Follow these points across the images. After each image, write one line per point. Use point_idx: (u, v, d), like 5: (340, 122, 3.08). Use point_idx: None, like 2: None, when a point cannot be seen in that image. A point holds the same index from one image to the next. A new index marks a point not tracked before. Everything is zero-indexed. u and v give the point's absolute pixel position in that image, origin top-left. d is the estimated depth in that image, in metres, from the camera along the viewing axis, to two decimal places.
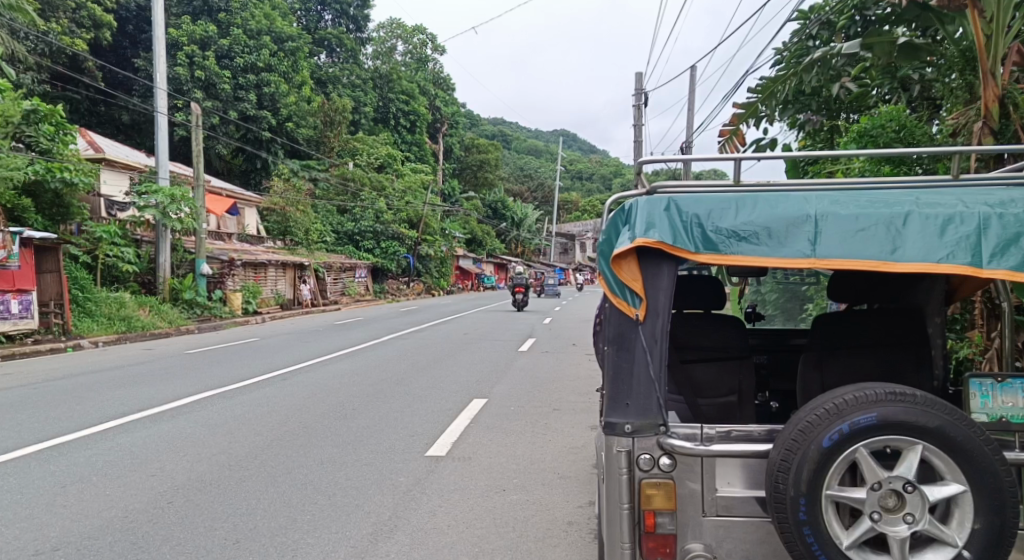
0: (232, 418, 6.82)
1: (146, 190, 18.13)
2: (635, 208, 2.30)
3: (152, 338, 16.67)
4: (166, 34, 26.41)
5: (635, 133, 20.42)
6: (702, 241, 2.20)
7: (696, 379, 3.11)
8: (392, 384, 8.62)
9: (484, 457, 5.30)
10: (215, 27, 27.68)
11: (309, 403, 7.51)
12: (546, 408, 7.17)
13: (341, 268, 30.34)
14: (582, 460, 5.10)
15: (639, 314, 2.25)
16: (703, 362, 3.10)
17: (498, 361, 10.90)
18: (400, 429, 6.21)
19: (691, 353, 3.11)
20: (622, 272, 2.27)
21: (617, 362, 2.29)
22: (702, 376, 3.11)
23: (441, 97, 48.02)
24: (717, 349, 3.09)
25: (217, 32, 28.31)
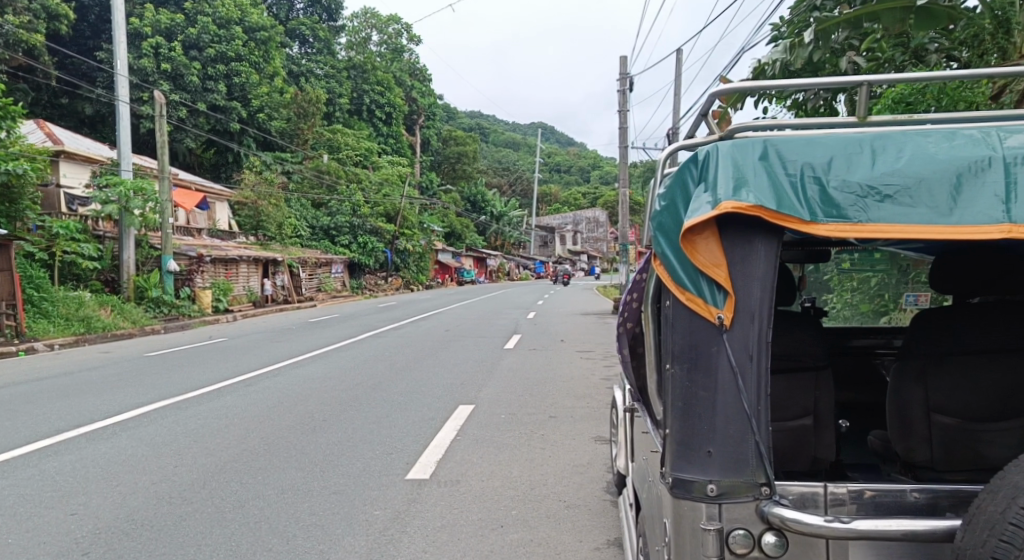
0: (182, 434, 5.95)
1: (107, 183, 16.92)
2: (715, 158, 1.55)
3: (114, 339, 15.51)
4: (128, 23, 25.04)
5: (619, 119, 19.79)
6: (823, 203, 1.45)
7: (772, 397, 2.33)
8: (369, 390, 7.81)
9: (475, 479, 4.54)
10: (181, 15, 26.30)
11: (275, 415, 6.65)
12: (541, 415, 6.41)
13: (317, 263, 29.20)
14: (591, 484, 4.35)
15: (723, 318, 1.51)
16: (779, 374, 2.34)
17: (484, 361, 10.13)
18: (377, 446, 5.41)
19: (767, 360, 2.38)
20: (696, 258, 1.52)
21: (679, 385, 1.57)
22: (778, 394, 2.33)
23: (417, 88, 46.91)
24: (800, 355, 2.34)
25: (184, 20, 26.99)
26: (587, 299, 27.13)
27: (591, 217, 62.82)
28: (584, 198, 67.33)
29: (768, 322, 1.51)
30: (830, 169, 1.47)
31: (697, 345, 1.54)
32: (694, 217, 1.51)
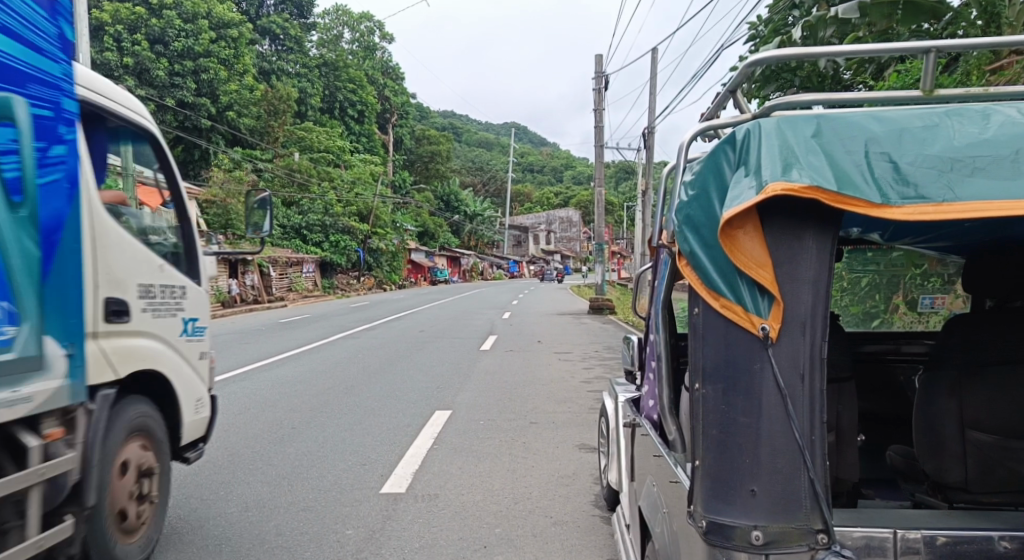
0: None
1: None
2: (758, 138, 1.31)
3: None
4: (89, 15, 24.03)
5: (595, 118, 19.67)
6: (896, 181, 1.24)
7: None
8: (340, 395, 7.44)
9: (455, 492, 4.26)
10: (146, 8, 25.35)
11: (241, 423, 6.26)
12: (521, 422, 6.14)
13: (288, 263, 28.50)
14: (578, 498, 4.08)
15: (769, 330, 1.27)
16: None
17: (459, 363, 9.83)
18: (349, 457, 5.09)
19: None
20: (736, 256, 1.28)
21: (711, 409, 1.32)
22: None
23: (390, 86, 46.29)
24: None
25: (149, 13, 26.02)
26: (562, 300, 26.98)
27: (564, 217, 62.90)
28: (557, 198, 67.32)
29: (823, 334, 1.26)
30: (899, 144, 1.27)
31: (735, 360, 1.30)
32: (731, 210, 1.27)
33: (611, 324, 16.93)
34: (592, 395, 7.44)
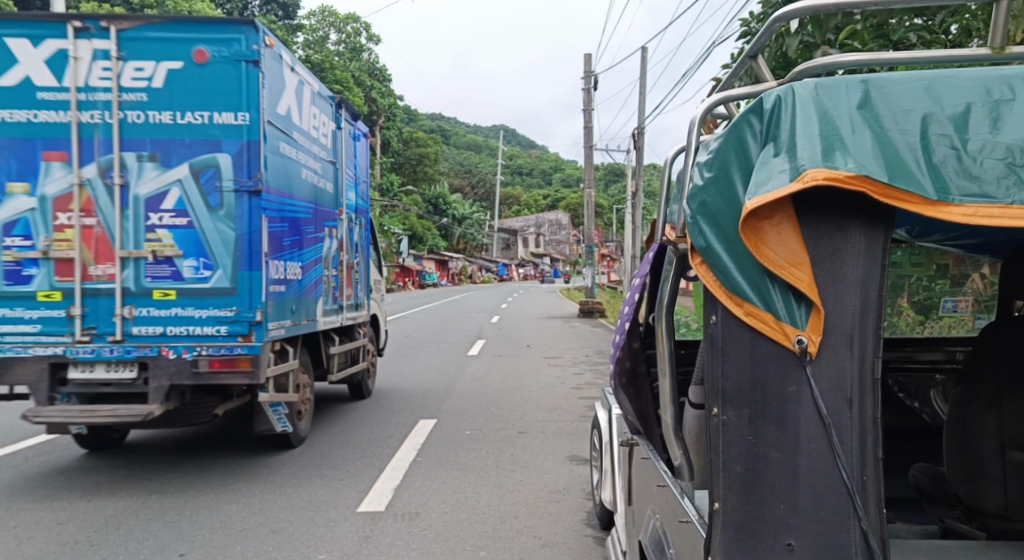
0: (105, 457, 5.20)
1: None
2: (791, 108, 1.07)
3: None
4: None
5: (584, 118, 19.52)
6: (956, 171, 1.00)
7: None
8: (321, 403, 7.14)
9: (438, 510, 3.99)
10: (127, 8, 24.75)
11: (215, 434, 5.94)
12: (509, 431, 5.89)
13: None
14: (569, 516, 3.83)
15: (807, 343, 1.03)
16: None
17: (446, 369, 9.55)
18: (326, 472, 4.80)
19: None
20: (763, 256, 1.04)
21: (730, 437, 1.09)
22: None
23: (378, 88, 45.91)
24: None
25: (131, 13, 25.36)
26: (551, 302, 26.76)
27: (554, 219, 62.74)
28: (545, 200, 67.23)
29: (872, 352, 1.02)
30: (966, 123, 1.03)
31: (764, 380, 1.06)
32: (756, 197, 1.03)
33: (600, 326, 16.72)
34: (582, 401, 7.21)
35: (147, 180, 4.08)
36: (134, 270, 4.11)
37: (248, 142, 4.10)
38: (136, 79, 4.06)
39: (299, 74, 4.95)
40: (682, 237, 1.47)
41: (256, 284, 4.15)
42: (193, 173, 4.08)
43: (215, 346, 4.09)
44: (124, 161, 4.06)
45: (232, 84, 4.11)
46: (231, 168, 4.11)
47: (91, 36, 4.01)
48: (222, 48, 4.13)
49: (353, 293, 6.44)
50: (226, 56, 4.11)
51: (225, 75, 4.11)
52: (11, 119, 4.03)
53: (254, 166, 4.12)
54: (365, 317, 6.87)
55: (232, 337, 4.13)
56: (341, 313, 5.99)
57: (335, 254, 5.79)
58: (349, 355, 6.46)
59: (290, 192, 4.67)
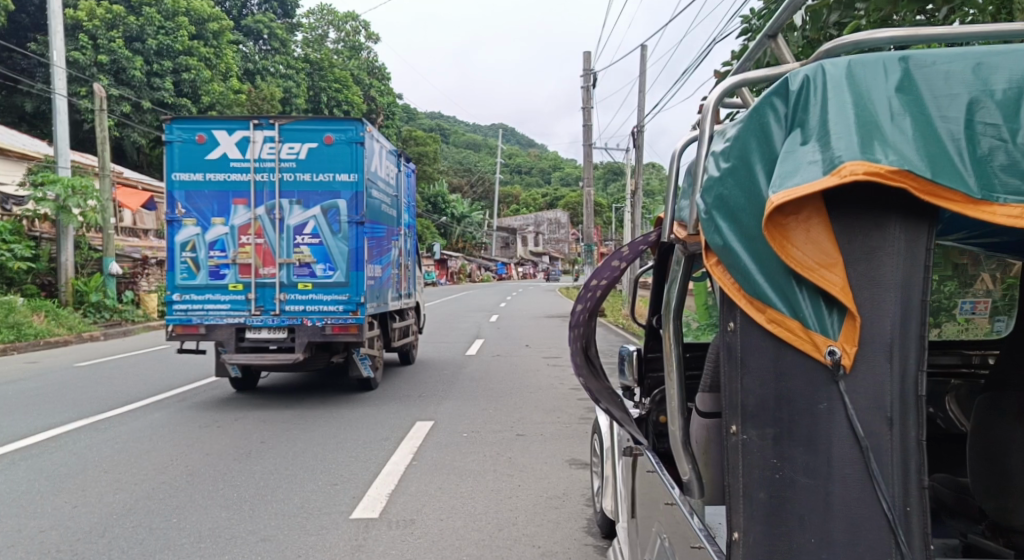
0: (93, 462, 5.08)
1: (42, 181, 15.53)
2: (822, 88, 0.94)
3: (49, 347, 13.97)
4: (65, 14, 23.35)
5: (583, 116, 19.42)
6: (1009, 166, 0.87)
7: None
8: (317, 405, 7.02)
9: (434, 517, 3.87)
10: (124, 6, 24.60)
11: (208, 437, 5.82)
12: (507, 434, 5.77)
13: None
14: (569, 524, 3.71)
15: (840, 358, 0.91)
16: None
17: (444, 369, 9.43)
18: (320, 476, 4.68)
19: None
20: (790, 256, 0.92)
21: (750, 455, 0.98)
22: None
23: (376, 87, 45.82)
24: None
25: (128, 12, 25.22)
26: (551, 301, 26.64)
27: (553, 218, 62.53)
28: (545, 199, 67.14)
29: (916, 364, 0.90)
30: (1020, 112, 0.89)
31: (791, 394, 0.95)
32: (781, 188, 0.91)
33: (600, 325, 16.61)
34: (582, 403, 7.09)
35: (295, 215, 6.74)
36: (287, 269, 6.78)
37: (356, 192, 6.65)
38: (290, 154, 6.70)
39: (377, 141, 7.44)
40: (691, 234, 1.35)
41: (361, 281, 6.73)
42: (324, 212, 6.70)
43: (335, 319, 6.66)
44: (281, 204, 6.72)
45: (348, 157, 6.66)
46: (347, 208, 6.69)
47: (263, 128, 6.71)
48: (341, 133, 6.68)
49: (405, 288, 8.93)
50: (344, 139, 6.65)
51: (342, 151, 6.67)
52: (217, 179, 6.74)
53: (360, 208, 6.69)
54: (411, 305, 9.26)
55: (346, 313, 6.69)
56: (398, 302, 8.44)
57: (395, 260, 8.28)
58: (401, 331, 8.78)
59: (376, 221, 7.29)
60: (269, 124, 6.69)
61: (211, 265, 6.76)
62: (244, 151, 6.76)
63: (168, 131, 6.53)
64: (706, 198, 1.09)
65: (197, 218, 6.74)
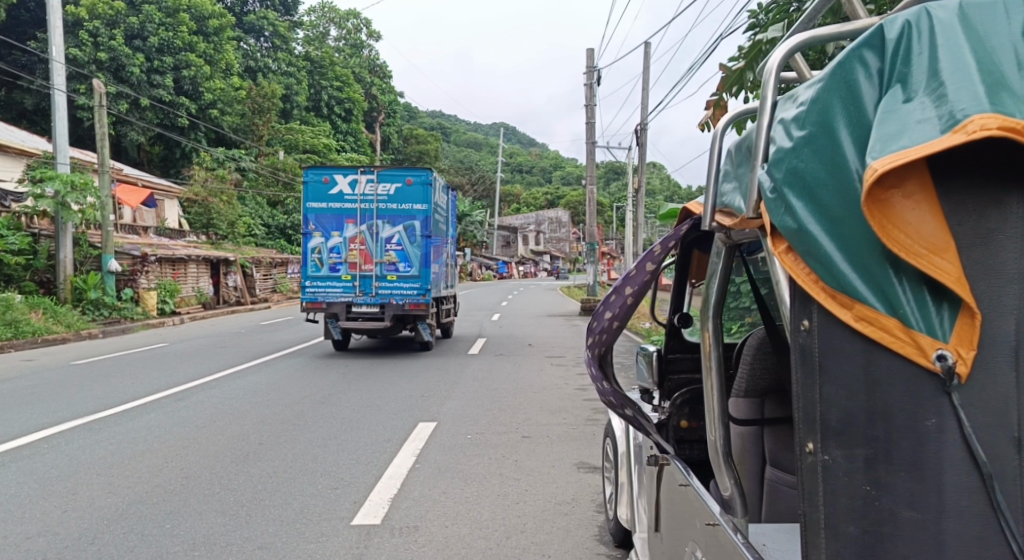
0: (85, 464, 4.93)
1: (40, 176, 15.36)
2: (931, 45, 0.89)
3: (46, 346, 13.80)
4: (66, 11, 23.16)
5: (586, 113, 19.29)
6: None
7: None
8: (316, 405, 6.88)
9: (437, 523, 3.71)
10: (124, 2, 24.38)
11: (204, 437, 5.67)
12: (512, 435, 5.62)
13: (272, 263, 27.47)
14: (579, 531, 3.55)
15: (951, 358, 0.86)
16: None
17: (446, 368, 9.31)
18: (319, 479, 4.53)
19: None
20: (894, 235, 0.85)
21: (836, 480, 0.95)
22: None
23: (377, 84, 45.71)
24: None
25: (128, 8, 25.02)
26: (552, 300, 26.46)
27: (554, 217, 62.28)
28: (546, 198, 67.01)
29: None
30: None
31: (887, 408, 0.90)
32: (880, 154, 0.84)
33: None
34: (588, 404, 6.93)
35: (386, 230, 9.98)
36: (379, 266, 9.91)
37: (426, 216, 9.88)
38: (383, 189, 9.93)
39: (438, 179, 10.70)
40: (736, 221, 1.25)
41: (427, 274, 9.88)
42: (405, 229, 9.97)
43: (408, 300, 9.84)
44: (377, 223, 9.96)
45: (422, 193, 9.89)
46: (421, 226, 9.91)
47: (365, 172, 9.95)
48: (417, 176, 9.89)
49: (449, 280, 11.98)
50: (419, 181, 9.88)
51: (418, 187, 9.91)
52: (333, 206, 10.07)
53: (428, 226, 9.88)
54: (452, 293, 12.32)
55: (416, 296, 9.84)
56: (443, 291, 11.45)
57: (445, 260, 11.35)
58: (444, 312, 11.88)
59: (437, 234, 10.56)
60: (369, 170, 9.93)
61: (328, 264, 9.97)
62: (352, 188, 10.02)
63: (307, 175, 9.88)
64: (775, 173, 1.02)
65: (321, 231, 10.08)
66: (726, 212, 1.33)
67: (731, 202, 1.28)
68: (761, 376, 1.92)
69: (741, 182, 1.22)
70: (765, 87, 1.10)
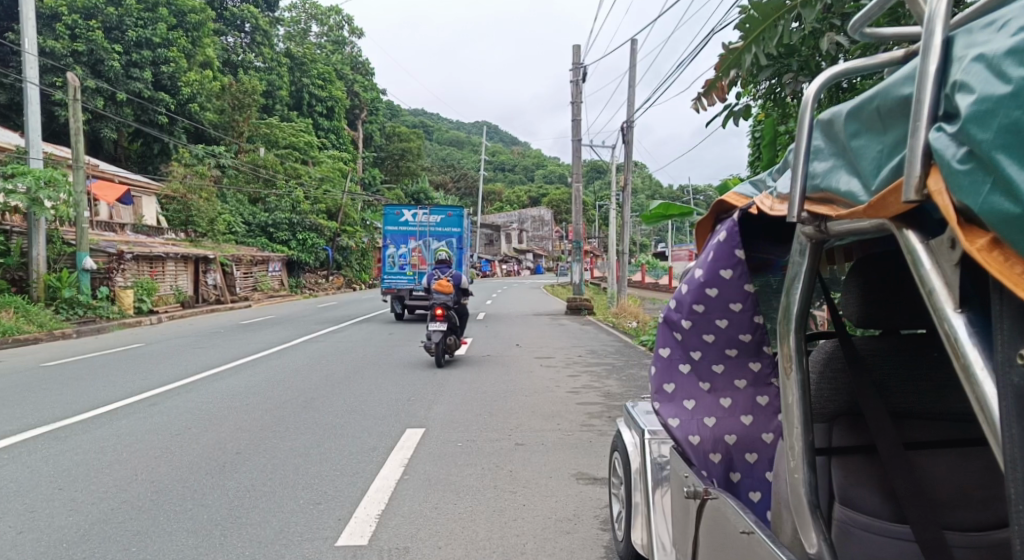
0: (49, 477, 4.56)
1: (12, 171, 14.77)
2: None
3: (17, 346, 13.26)
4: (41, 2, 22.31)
5: (573, 111, 19.08)
6: None
7: (927, 482, 1.49)
8: (298, 410, 6.56)
9: (430, 543, 3.43)
10: None
11: (178, 446, 5.32)
12: (505, 443, 5.35)
13: (253, 261, 26.90)
14: (585, 553, 3.29)
15: None
16: (933, 447, 1.54)
17: (433, 370, 9.04)
18: (302, 494, 4.22)
19: (901, 424, 1.61)
20: None
21: None
22: (939, 482, 1.49)
23: (360, 82, 45.15)
24: (960, 409, 1.59)
25: None
26: (536, 299, 26.21)
27: (536, 215, 62.01)
28: (529, 196, 66.84)
29: None
30: None
31: None
32: None
33: (589, 324, 16.26)
34: (581, 408, 6.70)
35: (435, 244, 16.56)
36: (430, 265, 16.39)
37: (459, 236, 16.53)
38: (434, 219, 16.73)
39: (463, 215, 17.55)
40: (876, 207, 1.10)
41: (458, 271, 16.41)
42: (448, 242, 16.51)
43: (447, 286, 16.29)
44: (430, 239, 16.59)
45: (456, 222, 16.65)
46: (457, 241, 16.55)
47: (424, 209, 16.72)
48: (455, 212, 16.61)
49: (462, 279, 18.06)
50: (455, 215, 16.65)
51: (455, 219, 16.67)
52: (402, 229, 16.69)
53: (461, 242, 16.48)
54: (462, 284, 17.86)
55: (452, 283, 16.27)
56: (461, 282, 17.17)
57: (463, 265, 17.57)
58: None
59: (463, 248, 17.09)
60: (425, 209, 16.73)
61: (398, 265, 16.51)
62: (414, 218, 16.76)
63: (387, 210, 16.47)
64: (979, 134, 0.87)
65: (395, 244, 16.59)
66: (822, 200, 1.29)
67: (832, 184, 1.25)
68: (831, 398, 1.71)
69: (863, 162, 1.15)
70: (933, 26, 0.98)
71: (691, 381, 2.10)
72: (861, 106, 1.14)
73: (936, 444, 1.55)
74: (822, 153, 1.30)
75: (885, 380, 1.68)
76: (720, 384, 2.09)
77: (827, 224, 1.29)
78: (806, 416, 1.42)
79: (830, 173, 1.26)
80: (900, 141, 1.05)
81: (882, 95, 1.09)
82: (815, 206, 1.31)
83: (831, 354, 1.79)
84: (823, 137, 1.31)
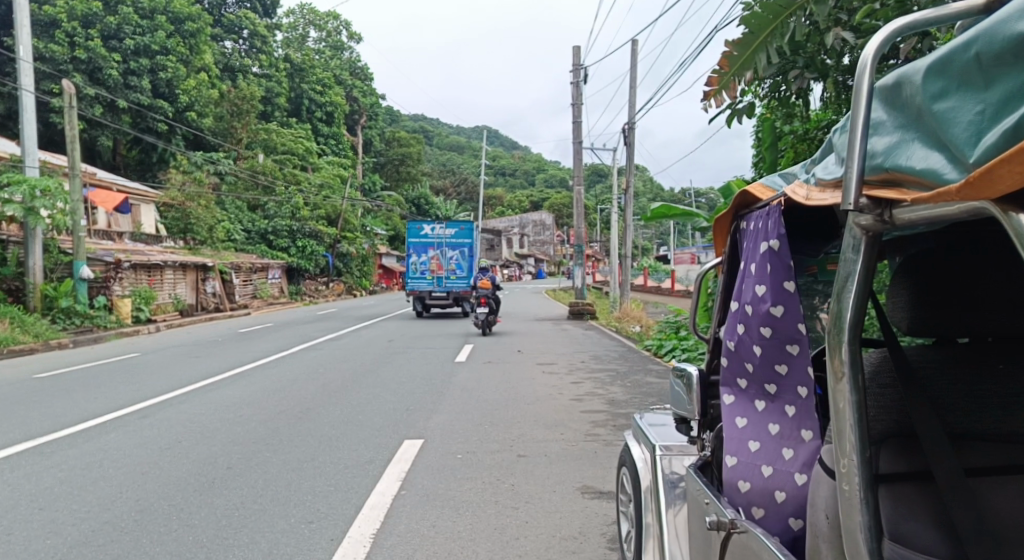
0: (32, 496, 4.37)
1: (8, 180, 14.58)
2: None
3: (13, 357, 13.07)
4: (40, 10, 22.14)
5: (573, 113, 18.89)
6: None
7: (993, 512, 1.32)
8: (294, 421, 6.36)
9: None
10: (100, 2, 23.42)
11: (168, 461, 5.12)
12: (507, 455, 5.14)
13: (252, 269, 26.74)
14: None
15: None
16: (994, 474, 1.38)
17: (433, 377, 8.84)
18: (295, 513, 4.02)
19: (960, 446, 1.46)
20: None
21: None
22: (1008, 514, 1.32)
23: (359, 87, 44.99)
24: (1019, 432, 1.46)
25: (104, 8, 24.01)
26: (536, 303, 26.03)
27: (537, 219, 61.86)
28: (529, 201, 66.71)
29: None
30: None
31: None
32: None
33: (591, 329, 16.07)
34: (585, 416, 6.50)
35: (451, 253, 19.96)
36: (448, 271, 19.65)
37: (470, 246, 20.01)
38: (450, 233, 20.19)
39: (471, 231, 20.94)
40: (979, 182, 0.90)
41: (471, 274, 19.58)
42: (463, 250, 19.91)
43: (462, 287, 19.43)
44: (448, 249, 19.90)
45: (466, 235, 20.22)
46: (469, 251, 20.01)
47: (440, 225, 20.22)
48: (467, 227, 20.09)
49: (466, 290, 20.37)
50: (466, 230, 20.19)
51: (467, 233, 20.26)
52: (422, 241, 20.09)
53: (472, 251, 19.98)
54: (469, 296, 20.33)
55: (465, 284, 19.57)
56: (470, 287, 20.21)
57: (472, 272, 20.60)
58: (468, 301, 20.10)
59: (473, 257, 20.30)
60: (441, 224, 20.22)
61: (419, 271, 19.82)
62: (432, 232, 20.18)
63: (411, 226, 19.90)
64: None
65: (417, 254, 19.90)
66: (886, 182, 1.11)
67: (901, 161, 1.07)
68: (878, 417, 1.57)
69: (953, 129, 0.96)
70: None
71: (762, 422, 1.89)
72: (951, 58, 0.96)
73: (1000, 471, 1.38)
74: (886, 128, 1.15)
75: (940, 398, 1.54)
76: (790, 428, 1.84)
77: (894, 211, 1.11)
78: (864, 430, 1.22)
79: (900, 145, 1.08)
80: (1013, 93, 0.85)
81: (984, 37, 0.89)
82: (877, 189, 1.13)
83: (880, 367, 1.65)
84: (888, 107, 1.16)
